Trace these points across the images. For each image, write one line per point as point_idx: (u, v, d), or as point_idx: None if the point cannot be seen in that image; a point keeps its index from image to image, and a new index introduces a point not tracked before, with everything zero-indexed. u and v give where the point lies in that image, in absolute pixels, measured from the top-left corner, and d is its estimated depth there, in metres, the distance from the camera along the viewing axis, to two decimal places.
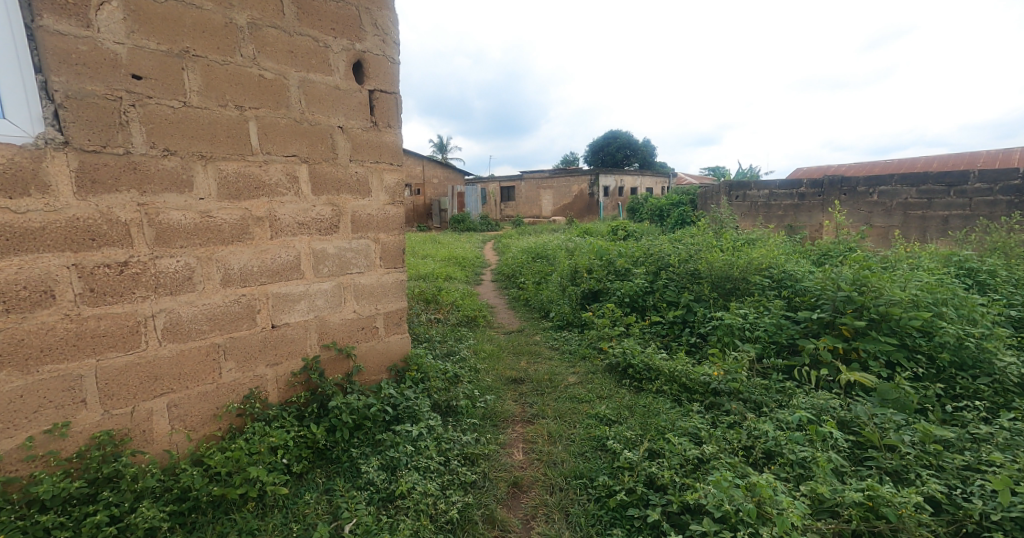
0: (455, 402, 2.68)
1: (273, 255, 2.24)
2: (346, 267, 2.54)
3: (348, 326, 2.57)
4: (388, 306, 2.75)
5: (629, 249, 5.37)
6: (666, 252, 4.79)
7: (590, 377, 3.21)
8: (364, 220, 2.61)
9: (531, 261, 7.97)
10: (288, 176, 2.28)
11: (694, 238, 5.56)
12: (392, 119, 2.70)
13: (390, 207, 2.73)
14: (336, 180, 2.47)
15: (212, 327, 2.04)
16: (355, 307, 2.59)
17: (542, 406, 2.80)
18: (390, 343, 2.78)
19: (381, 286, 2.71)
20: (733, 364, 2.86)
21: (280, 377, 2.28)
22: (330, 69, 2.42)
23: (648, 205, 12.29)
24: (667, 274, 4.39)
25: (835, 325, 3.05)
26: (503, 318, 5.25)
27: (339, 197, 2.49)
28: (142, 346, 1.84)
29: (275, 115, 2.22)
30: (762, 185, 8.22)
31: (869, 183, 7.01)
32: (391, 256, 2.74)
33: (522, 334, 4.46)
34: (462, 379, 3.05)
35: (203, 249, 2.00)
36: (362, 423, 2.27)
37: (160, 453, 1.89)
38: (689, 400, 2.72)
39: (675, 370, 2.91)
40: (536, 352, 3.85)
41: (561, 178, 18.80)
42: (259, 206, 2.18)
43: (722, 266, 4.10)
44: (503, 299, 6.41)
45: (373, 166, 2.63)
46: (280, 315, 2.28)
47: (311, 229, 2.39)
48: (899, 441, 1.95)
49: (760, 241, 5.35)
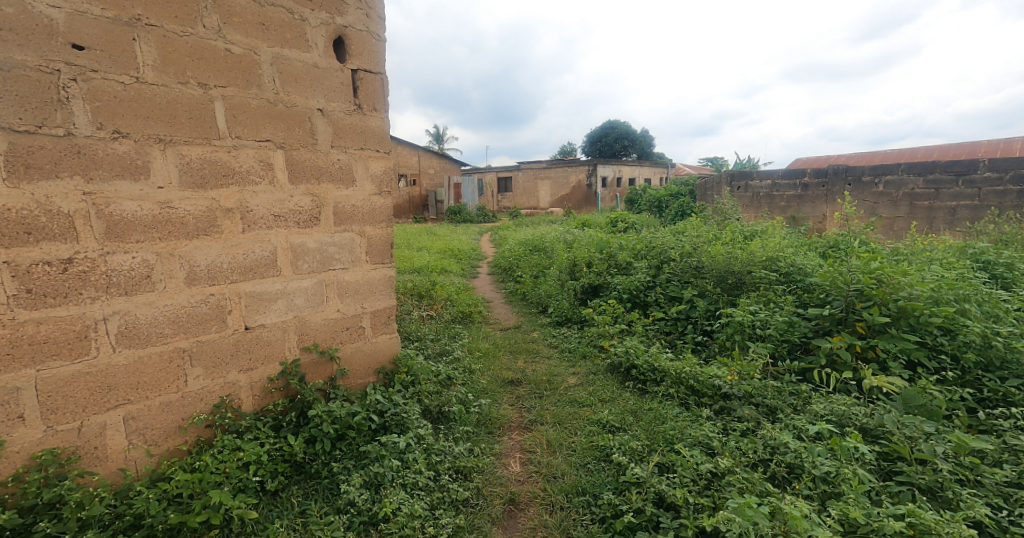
0: (448, 408, 2.51)
1: (245, 250, 2.05)
2: (329, 263, 2.38)
3: (331, 327, 2.41)
4: (375, 304, 2.59)
5: (630, 241, 5.19)
6: (670, 245, 4.61)
7: (592, 378, 3.04)
8: (347, 211, 2.44)
9: (529, 254, 7.76)
10: (261, 163, 2.08)
11: (696, 229, 5.40)
12: (378, 101, 2.52)
13: (376, 197, 2.56)
14: (317, 167, 2.29)
15: (175, 330, 1.84)
16: (338, 305, 2.43)
17: (541, 411, 2.63)
18: (377, 343, 2.63)
19: (367, 283, 2.55)
20: (743, 368, 2.69)
21: (256, 382, 2.10)
22: (307, 45, 2.22)
23: (647, 196, 12.10)
24: (670, 268, 4.22)
25: (850, 322, 2.88)
26: (500, 313, 5.07)
27: (320, 187, 2.31)
28: (92, 353, 1.64)
29: (246, 95, 2.01)
30: (764, 175, 8.01)
31: (874, 172, 6.82)
32: (378, 250, 2.58)
33: (519, 331, 4.29)
34: (455, 381, 2.88)
35: (163, 244, 1.79)
36: (345, 433, 2.09)
37: (115, 471, 1.70)
38: (697, 404, 2.56)
39: (682, 372, 2.76)
40: (534, 350, 3.67)
41: (558, 169, 18.54)
42: (228, 197, 1.98)
43: (726, 260, 3.93)
44: (499, 294, 6.22)
45: (358, 153, 2.45)
46: (254, 316, 2.09)
47: (289, 222, 2.21)
48: (933, 454, 1.77)
49: (764, 233, 5.17)
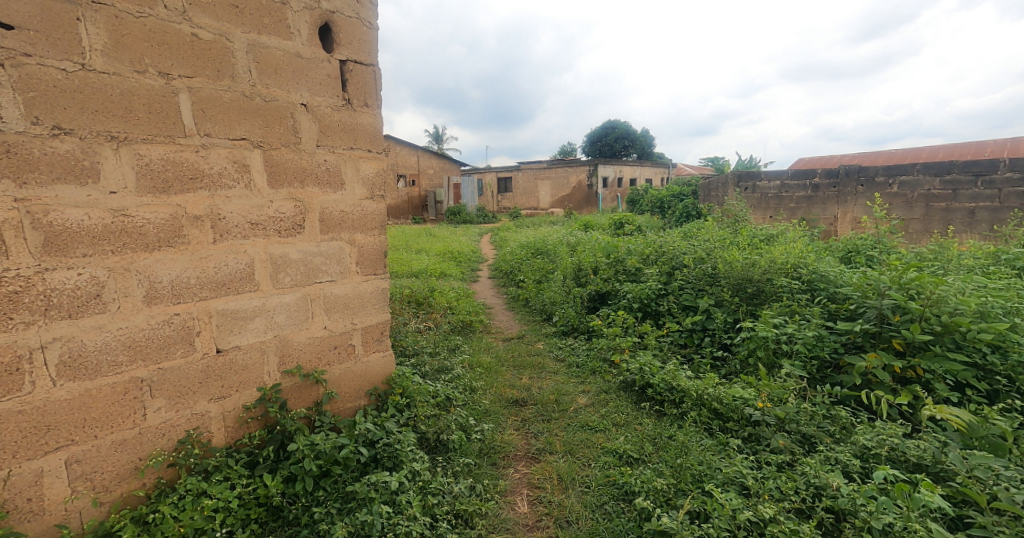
0: (446, 436, 2.28)
1: (216, 263, 1.81)
2: (314, 276, 2.16)
3: (316, 346, 2.18)
4: (366, 319, 2.38)
5: (639, 245, 4.96)
6: (682, 251, 4.38)
7: (603, 398, 2.81)
8: (334, 218, 2.23)
9: (531, 257, 7.52)
10: (235, 164, 1.84)
11: (707, 233, 5.18)
12: (369, 96, 2.31)
13: (368, 202, 2.36)
14: (299, 170, 2.07)
15: (132, 358, 1.59)
16: (325, 322, 2.21)
17: (549, 437, 2.41)
18: (368, 361, 2.41)
19: (357, 296, 2.33)
20: (774, 389, 2.49)
21: (230, 412, 1.85)
22: (289, 32, 1.98)
23: (650, 197, 11.87)
24: (683, 275, 4.00)
25: (884, 338, 2.66)
26: (502, 322, 4.85)
27: (303, 191, 2.09)
28: (26, 389, 1.41)
29: (216, 87, 1.76)
30: (772, 175, 7.75)
31: (887, 173, 6.59)
32: (369, 260, 2.37)
33: (523, 342, 4.06)
34: (456, 402, 2.66)
35: (117, 258, 1.55)
36: (330, 469, 1.86)
37: (55, 524, 1.46)
38: (722, 430, 2.35)
39: (703, 393, 2.53)
40: (539, 365, 3.45)
41: (560, 169, 18.30)
42: (197, 203, 1.74)
43: (744, 267, 3.70)
44: (501, 300, 5.99)
45: (347, 153, 2.25)
46: (228, 337, 1.85)
47: (268, 230, 1.98)
48: (1012, 503, 1.54)
49: (778, 237, 4.93)
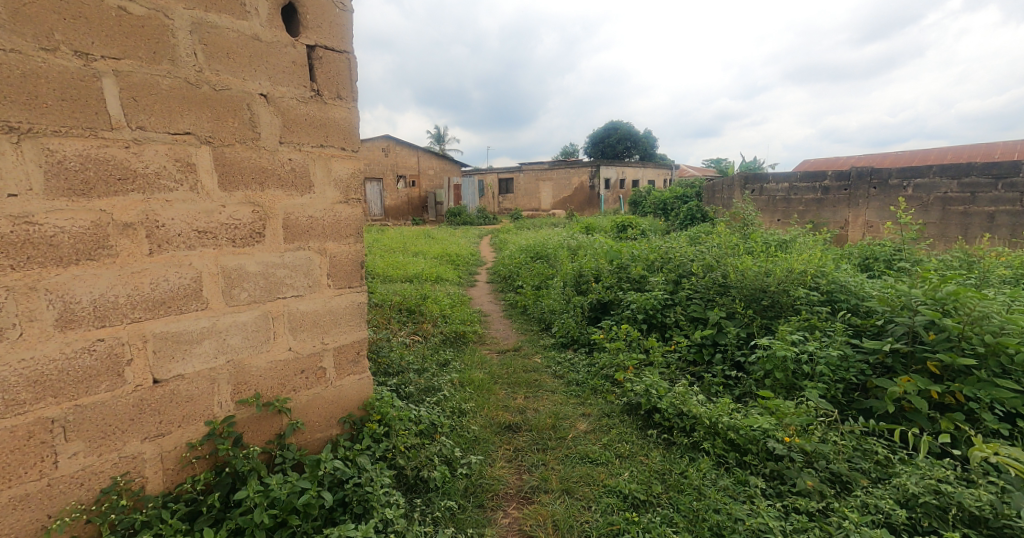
0: (427, 473, 2.03)
1: (153, 278, 1.54)
2: (277, 290, 1.90)
3: (279, 371, 1.91)
4: (339, 338, 2.12)
5: (643, 250, 4.69)
6: (689, 258, 4.13)
7: (604, 424, 2.56)
8: (302, 224, 1.97)
9: (531, 261, 7.26)
10: (178, 163, 1.58)
11: (715, 238, 4.93)
12: (342, 87, 2.05)
13: (341, 207, 2.10)
14: (259, 169, 1.81)
15: (39, 396, 1.35)
16: (290, 343, 1.94)
17: (544, 471, 2.16)
18: (341, 385, 2.15)
19: (328, 313, 2.08)
20: (800, 421, 2.13)
21: (170, 452, 1.59)
22: (244, 10, 1.71)
23: (653, 198, 11.61)
24: (691, 285, 3.76)
25: (919, 359, 2.38)
26: (498, 332, 4.61)
27: (264, 194, 1.83)
28: None
29: (151, 72, 1.50)
30: (781, 177, 7.62)
31: (902, 175, 6.30)
32: (343, 273, 2.11)
33: (519, 356, 3.81)
34: (441, 429, 2.40)
35: (19, 277, 1.31)
36: (286, 520, 1.60)
37: None
38: (740, 465, 2.08)
39: (717, 420, 2.26)
40: (535, 382, 3.21)
41: (561, 170, 18.05)
42: (128, 208, 1.48)
43: (757, 276, 3.45)
44: (498, 306, 5.74)
45: (316, 151, 1.99)
46: (168, 364, 1.59)
47: (220, 239, 1.71)
48: None
49: (792, 243, 4.67)
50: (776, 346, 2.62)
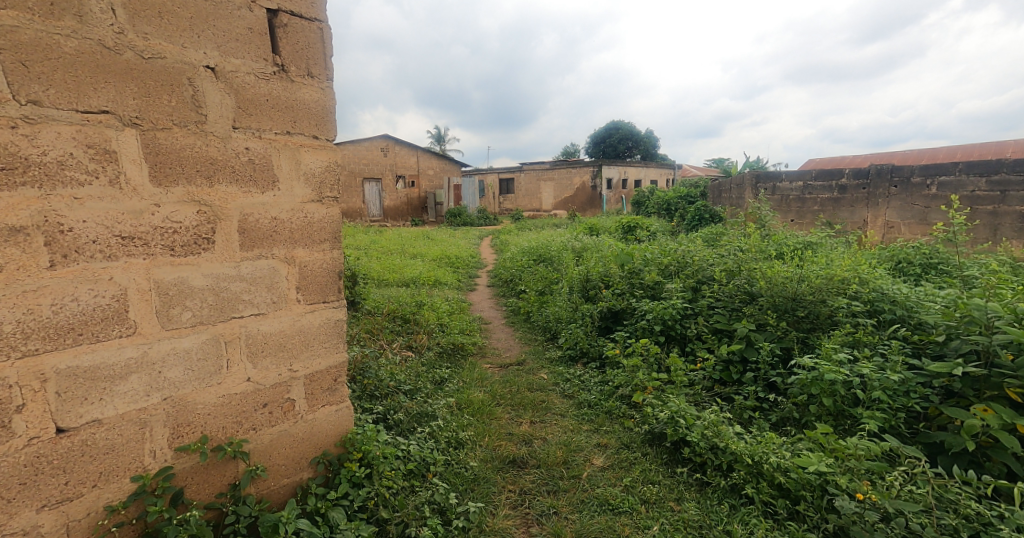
0: (416, 529, 1.69)
1: (56, 299, 1.20)
2: (231, 309, 1.54)
3: (235, 407, 1.56)
4: (311, 364, 1.78)
5: (655, 252, 4.35)
6: (708, 263, 3.80)
7: (624, 459, 2.23)
8: (264, 228, 1.62)
9: (533, 264, 6.93)
10: (90, 151, 1.24)
11: (733, 240, 4.61)
12: (311, 62, 1.70)
13: (313, 206, 1.75)
14: (206, 160, 1.45)
15: None
16: (248, 372, 1.59)
17: (557, 523, 1.83)
18: (315, 419, 1.80)
19: (297, 334, 1.74)
20: (866, 464, 1.78)
21: (80, 522, 1.25)
22: None
23: (657, 198, 11.26)
24: (712, 293, 3.43)
25: (994, 385, 2.03)
26: (499, 343, 4.28)
27: (214, 191, 1.48)
28: None
29: (49, 31, 1.16)
30: (795, 176, 7.28)
31: (925, 172, 5.91)
32: (315, 285, 1.77)
33: (523, 372, 3.49)
34: (435, 467, 2.06)
35: None
36: None
37: None
38: (793, 518, 1.74)
39: (760, 459, 1.92)
40: (542, 404, 2.88)
41: (562, 170, 17.72)
42: (16, 207, 1.14)
43: (786, 283, 3.16)
44: (499, 313, 5.41)
45: (281, 140, 1.64)
46: (78, 408, 1.24)
47: (154, 247, 1.36)
48: None
49: (816, 246, 4.33)
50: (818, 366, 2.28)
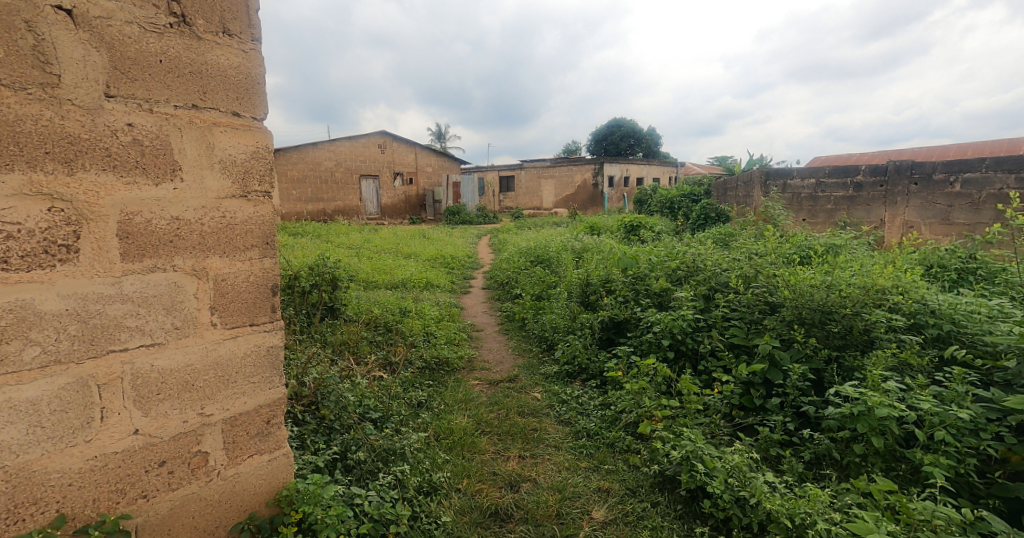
0: None
1: None
2: (111, 341, 1.16)
3: (114, 471, 1.17)
4: (231, 404, 1.40)
5: (662, 255, 3.95)
6: (722, 268, 3.42)
7: (631, 513, 1.88)
8: (162, 234, 1.25)
9: (530, 265, 6.55)
10: None
11: (746, 242, 4.22)
12: (225, 18, 1.32)
13: (233, 204, 1.39)
14: (61, 138, 1.06)
15: None
16: (135, 423, 1.20)
17: None
18: (237, 475, 1.42)
19: (212, 367, 1.36)
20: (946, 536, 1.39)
21: None
22: None
23: (660, 195, 10.86)
24: (727, 301, 3.05)
25: None
26: (490, 354, 3.91)
27: (78, 184, 1.10)
28: None
29: None
30: (806, 172, 6.79)
31: (948, 168, 5.52)
32: (236, 304, 1.41)
33: (514, 391, 3.12)
34: (397, 525, 1.69)
35: None
36: None
37: None
38: None
39: (802, 525, 1.55)
40: (534, 434, 2.52)
41: (562, 167, 17.33)
42: None
43: (810, 291, 2.77)
44: (493, 319, 5.03)
45: (183, 117, 1.26)
46: None
47: None
48: None
49: (838, 248, 3.94)
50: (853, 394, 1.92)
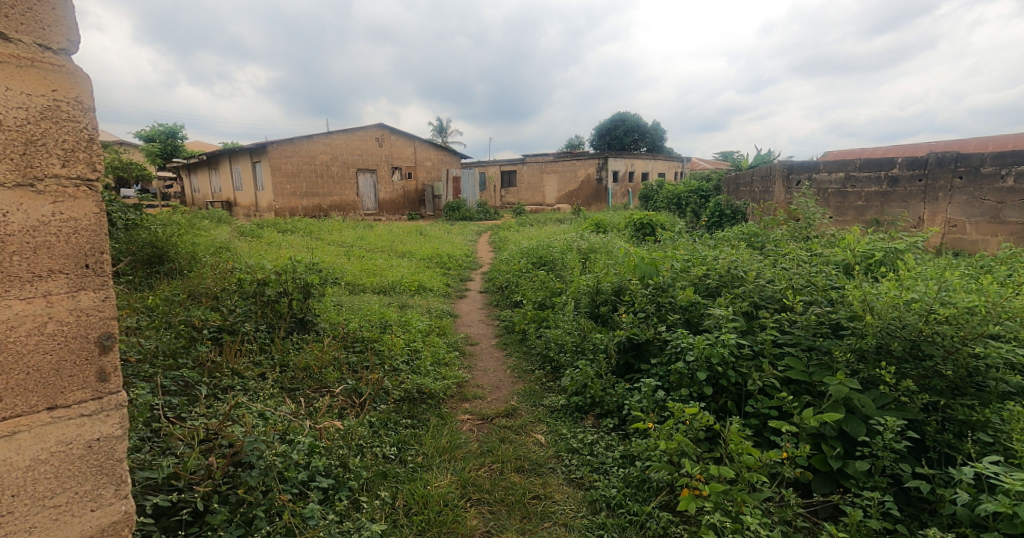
0: None
1: None
2: None
3: None
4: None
5: (687, 260, 3.31)
6: (765, 279, 2.78)
7: None
8: None
9: (531, 266, 5.92)
10: None
11: (783, 245, 3.58)
12: None
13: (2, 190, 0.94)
14: None
15: None
16: None
17: None
18: None
19: None
20: None
21: None
22: None
23: (668, 191, 10.19)
24: (778, 321, 2.42)
25: None
26: (484, 377, 3.30)
27: None
28: None
29: None
30: (834, 164, 5.99)
31: (1000, 160, 4.86)
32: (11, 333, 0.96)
33: (512, 432, 2.51)
34: None
35: None
36: None
37: None
38: None
39: None
40: (540, 505, 1.92)
41: (565, 162, 16.65)
42: None
43: (897, 305, 2.06)
44: (490, 331, 4.40)
45: None
46: None
47: None
48: None
49: (896, 252, 3.29)
50: (1012, 482, 1.31)
